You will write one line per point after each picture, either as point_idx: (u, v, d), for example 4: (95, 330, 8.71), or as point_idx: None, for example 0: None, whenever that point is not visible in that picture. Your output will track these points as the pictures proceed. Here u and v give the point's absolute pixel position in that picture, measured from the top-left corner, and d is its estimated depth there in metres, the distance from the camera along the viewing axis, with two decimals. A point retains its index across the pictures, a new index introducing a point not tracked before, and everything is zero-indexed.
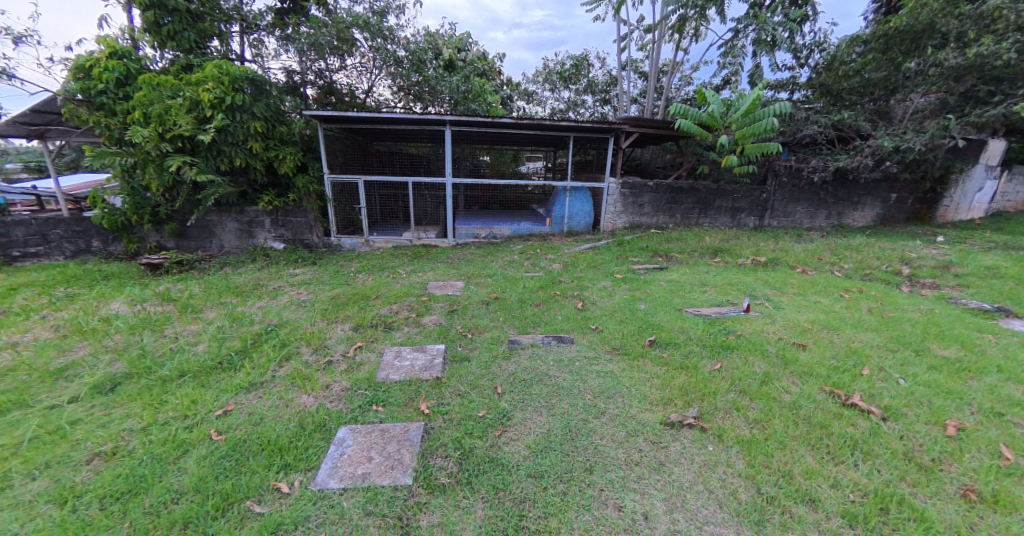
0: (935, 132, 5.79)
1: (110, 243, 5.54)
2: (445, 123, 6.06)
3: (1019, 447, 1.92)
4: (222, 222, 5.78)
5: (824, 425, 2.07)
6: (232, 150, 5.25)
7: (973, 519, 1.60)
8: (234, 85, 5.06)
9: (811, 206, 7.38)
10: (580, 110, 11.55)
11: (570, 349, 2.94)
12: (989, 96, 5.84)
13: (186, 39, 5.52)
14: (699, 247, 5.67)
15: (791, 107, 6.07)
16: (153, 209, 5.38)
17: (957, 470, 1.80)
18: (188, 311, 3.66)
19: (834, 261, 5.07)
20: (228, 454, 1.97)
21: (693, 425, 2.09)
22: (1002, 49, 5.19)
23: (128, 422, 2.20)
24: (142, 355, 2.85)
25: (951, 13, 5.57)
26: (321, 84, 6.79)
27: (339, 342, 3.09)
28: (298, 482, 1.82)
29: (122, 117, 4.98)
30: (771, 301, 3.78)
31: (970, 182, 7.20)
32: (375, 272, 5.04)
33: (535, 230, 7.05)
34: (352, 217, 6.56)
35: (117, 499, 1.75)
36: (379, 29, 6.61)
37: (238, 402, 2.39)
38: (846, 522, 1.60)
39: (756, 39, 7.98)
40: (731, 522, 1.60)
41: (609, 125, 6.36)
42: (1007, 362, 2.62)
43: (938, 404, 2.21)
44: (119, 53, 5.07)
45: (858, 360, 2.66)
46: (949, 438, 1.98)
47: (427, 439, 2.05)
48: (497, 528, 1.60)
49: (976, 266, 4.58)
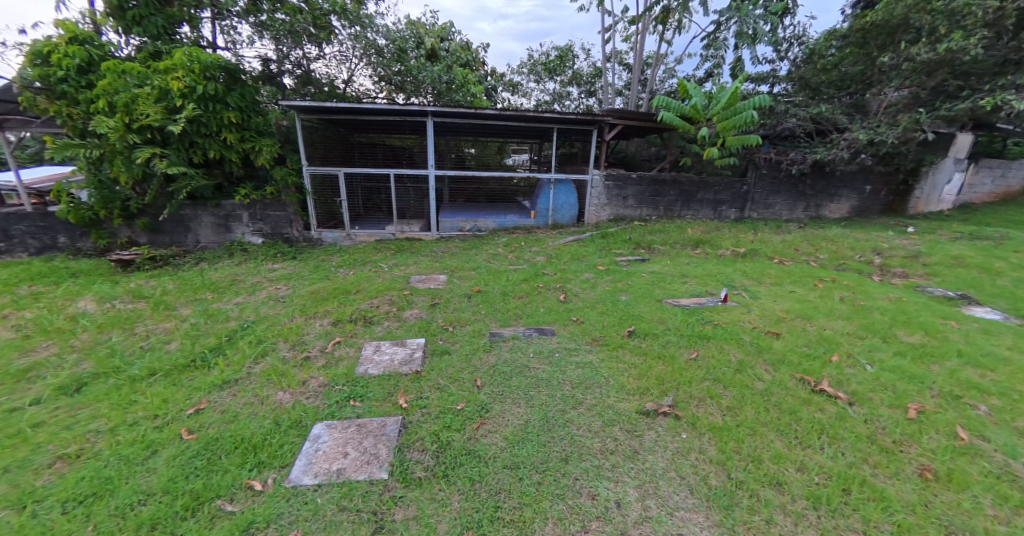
0: (908, 126, 5.94)
1: (78, 239, 5.30)
2: (427, 114, 5.97)
3: (975, 428, 2.00)
4: (198, 217, 5.58)
5: (794, 410, 2.13)
6: (205, 141, 5.12)
7: (929, 497, 1.65)
8: (206, 74, 4.88)
9: (790, 198, 7.53)
10: (565, 102, 11.58)
11: (551, 340, 2.95)
12: (958, 91, 5.95)
13: (154, 24, 5.29)
14: (680, 239, 5.74)
15: (770, 98, 6.18)
16: (123, 203, 5.18)
17: (916, 451, 1.87)
18: (160, 309, 3.55)
19: (811, 252, 5.19)
20: (199, 453, 1.93)
21: (668, 413, 2.13)
22: (971, 45, 5.26)
23: (94, 423, 2.13)
24: (111, 354, 2.79)
25: (925, 8, 5.67)
26: (299, 74, 6.65)
27: (317, 338, 3.05)
28: (273, 479, 1.79)
29: (86, 107, 4.79)
30: (749, 291, 3.88)
31: (940, 174, 7.43)
32: (356, 267, 4.96)
33: (520, 223, 7.03)
34: (334, 210, 6.43)
35: (80, 503, 1.69)
36: (358, 16, 6.48)
37: (211, 400, 2.34)
38: (810, 503, 1.63)
39: (738, 32, 8.10)
40: (702, 507, 1.62)
41: (594, 117, 6.33)
42: (967, 348, 2.72)
43: (902, 388, 2.30)
44: (80, 38, 4.85)
45: (828, 347, 2.76)
46: (910, 420, 2.05)
47: (404, 434, 2.04)
48: (472, 519, 1.59)
49: (944, 256, 4.73)
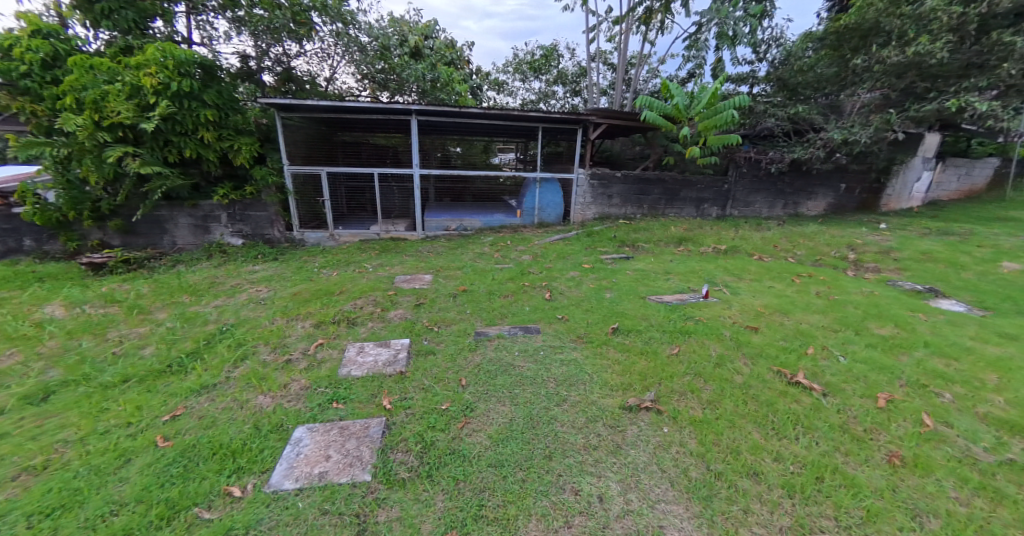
0: (879, 126, 6.14)
1: (45, 242, 5.09)
2: (411, 112, 5.91)
3: (939, 415, 2.08)
4: (175, 217, 5.44)
5: (771, 402, 2.19)
6: (180, 140, 4.97)
7: (896, 482, 1.72)
8: (180, 70, 4.73)
9: (769, 196, 7.72)
10: (550, 101, 11.62)
11: (536, 338, 2.97)
12: (926, 93, 6.19)
13: (124, 18, 5.11)
14: (664, 237, 5.83)
15: (749, 98, 6.31)
16: (94, 204, 5.01)
17: (885, 439, 1.94)
18: (134, 314, 3.44)
19: (789, 248, 5.33)
20: (175, 460, 1.89)
21: (650, 408, 2.16)
22: (936, 49, 5.47)
23: (62, 433, 2.05)
24: (81, 361, 2.69)
25: (894, 12, 5.88)
26: (279, 71, 6.52)
27: (299, 340, 3.00)
28: (253, 485, 1.76)
29: (51, 103, 4.60)
30: (730, 286, 3.96)
31: (910, 173, 7.70)
32: (340, 267, 4.90)
33: (506, 222, 7.04)
34: (318, 210, 6.34)
35: (47, 516, 1.63)
36: (339, 13, 6.38)
37: (188, 405, 2.28)
38: (786, 492, 1.68)
39: (718, 34, 8.25)
40: (682, 499, 1.65)
41: (578, 116, 6.37)
42: (934, 339, 2.83)
43: (873, 379, 2.38)
44: (44, 31, 4.66)
45: (805, 340, 2.84)
46: (880, 409, 2.13)
47: (388, 435, 2.03)
48: (456, 518, 1.59)
49: (913, 252, 4.91)
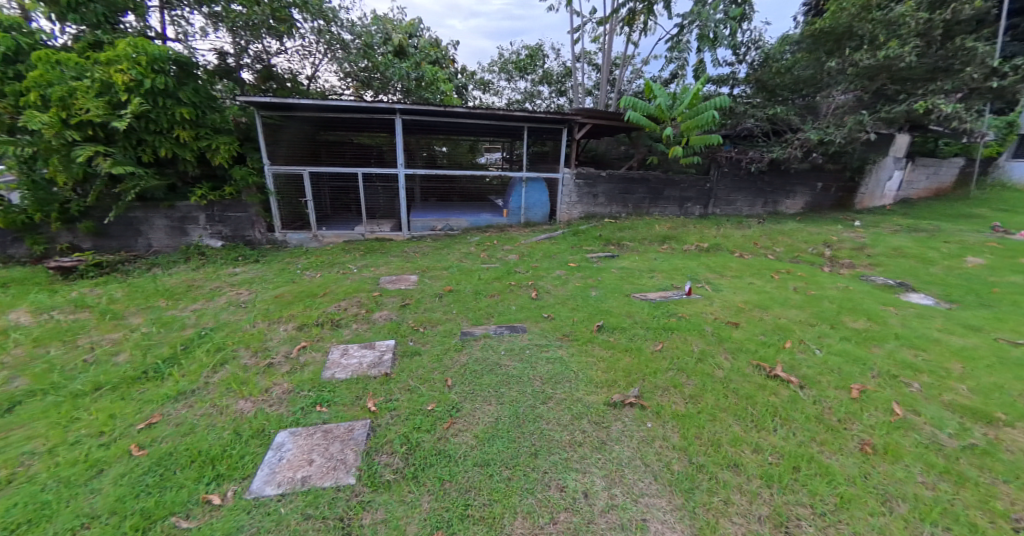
0: (853, 127, 6.32)
1: (9, 246, 4.87)
2: (395, 112, 5.86)
3: (909, 403, 2.17)
4: (150, 219, 5.28)
5: (750, 396, 2.25)
6: (154, 139, 4.83)
7: (869, 469, 1.78)
8: (154, 66, 4.59)
9: (750, 195, 7.90)
10: (536, 101, 11.65)
11: (523, 337, 2.98)
12: (896, 95, 6.41)
13: (93, 12, 4.93)
14: (648, 235, 5.91)
15: (729, 99, 6.43)
16: (62, 205, 4.83)
17: (859, 428, 2.01)
18: (107, 319, 3.33)
19: (768, 246, 5.45)
20: (151, 469, 1.84)
21: (634, 404, 2.20)
22: (905, 53, 5.67)
23: (29, 444, 1.97)
24: (50, 369, 2.59)
25: (866, 17, 6.03)
26: (259, 69, 6.39)
27: (281, 343, 2.95)
28: (233, 492, 1.73)
29: (14, 100, 4.41)
30: (712, 283, 4.04)
31: (882, 172, 7.97)
32: (324, 268, 4.83)
33: (492, 222, 7.03)
34: (300, 211, 6.23)
35: (13, 530, 1.56)
36: (321, 10, 6.29)
37: (165, 412, 2.22)
38: (764, 482, 1.73)
39: (699, 35, 8.39)
40: (665, 492, 1.68)
41: (563, 116, 6.41)
42: (904, 331, 2.94)
43: (847, 370, 2.46)
44: (5, 25, 4.50)
45: (783, 335, 2.92)
46: (854, 400, 2.20)
47: (372, 437, 2.01)
48: (442, 519, 1.59)
49: (885, 248, 5.08)
